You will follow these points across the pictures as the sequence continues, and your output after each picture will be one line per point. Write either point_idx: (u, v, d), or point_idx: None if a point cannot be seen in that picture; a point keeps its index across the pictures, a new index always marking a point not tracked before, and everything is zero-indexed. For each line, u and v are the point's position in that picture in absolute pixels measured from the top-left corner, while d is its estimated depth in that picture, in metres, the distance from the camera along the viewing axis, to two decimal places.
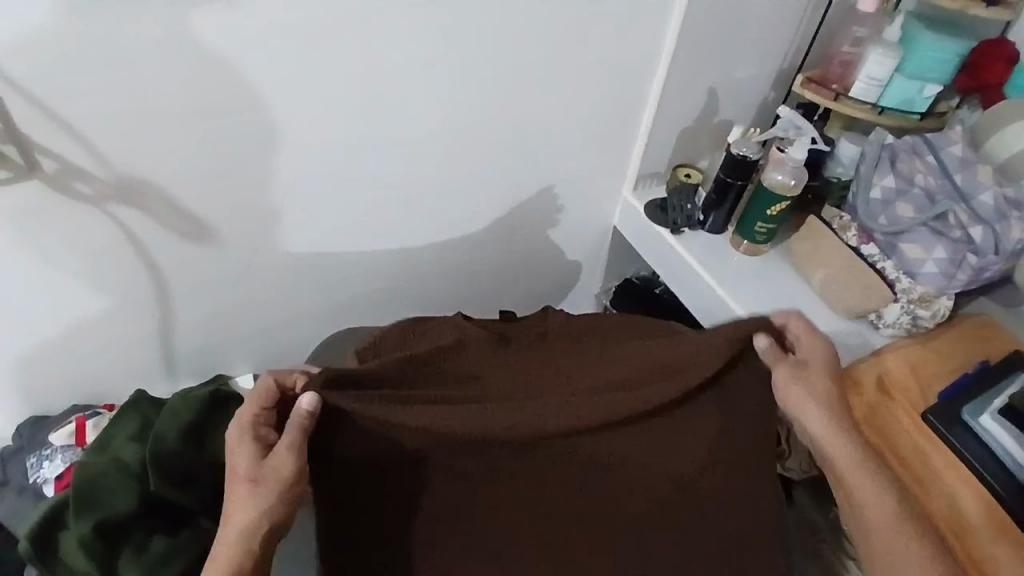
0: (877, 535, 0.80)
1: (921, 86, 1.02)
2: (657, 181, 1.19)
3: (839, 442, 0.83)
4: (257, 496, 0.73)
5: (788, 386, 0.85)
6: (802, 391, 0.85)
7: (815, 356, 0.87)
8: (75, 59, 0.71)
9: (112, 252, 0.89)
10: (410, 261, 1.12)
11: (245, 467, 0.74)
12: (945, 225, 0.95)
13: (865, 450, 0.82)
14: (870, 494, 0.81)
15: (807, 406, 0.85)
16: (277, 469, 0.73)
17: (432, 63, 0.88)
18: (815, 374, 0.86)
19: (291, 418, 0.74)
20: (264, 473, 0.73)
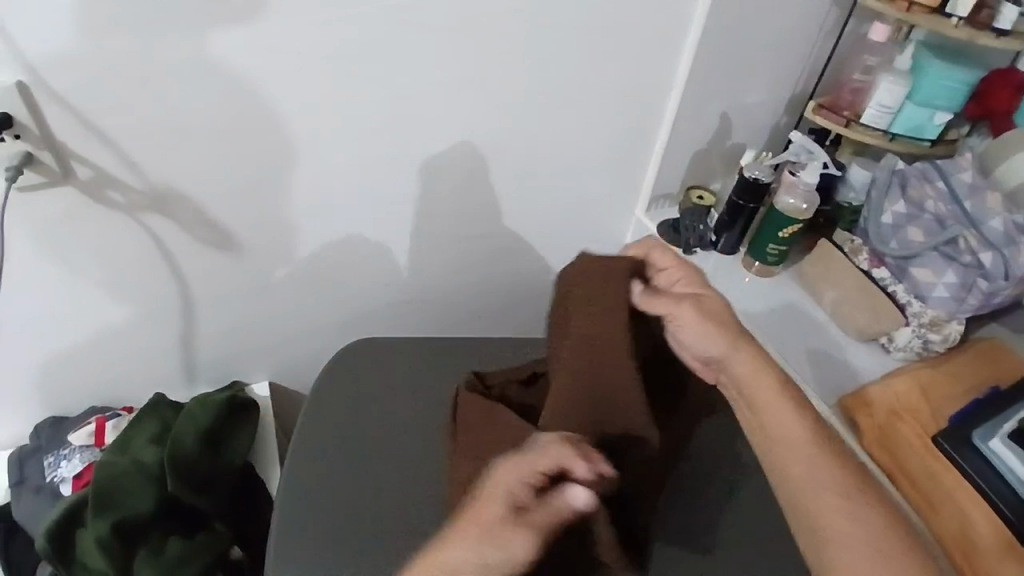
0: (801, 481, 0.70)
1: (932, 113, 1.04)
2: (670, 202, 1.21)
3: (787, 414, 0.74)
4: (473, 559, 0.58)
5: (685, 316, 0.78)
6: (706, 326, 0.78)
7: (699, 288, 0.81)
8: (115, 70, 0.74)
9: (138, 257, 0.91)
10: (427, 278, 1.15)
11: (483, 541, 0.58)
12: (955, 249, 0.96)
13: (797, 404, 0.75)
14: (821, 476, 0.70)
15: (715, 336, 0.77)
16: (514, 546, 0.58)
17: (453, 84, 0.91)
18: (707, 302, 0.80)
19: (567, 501, 0.60)
20: (498, 548, 0.58)
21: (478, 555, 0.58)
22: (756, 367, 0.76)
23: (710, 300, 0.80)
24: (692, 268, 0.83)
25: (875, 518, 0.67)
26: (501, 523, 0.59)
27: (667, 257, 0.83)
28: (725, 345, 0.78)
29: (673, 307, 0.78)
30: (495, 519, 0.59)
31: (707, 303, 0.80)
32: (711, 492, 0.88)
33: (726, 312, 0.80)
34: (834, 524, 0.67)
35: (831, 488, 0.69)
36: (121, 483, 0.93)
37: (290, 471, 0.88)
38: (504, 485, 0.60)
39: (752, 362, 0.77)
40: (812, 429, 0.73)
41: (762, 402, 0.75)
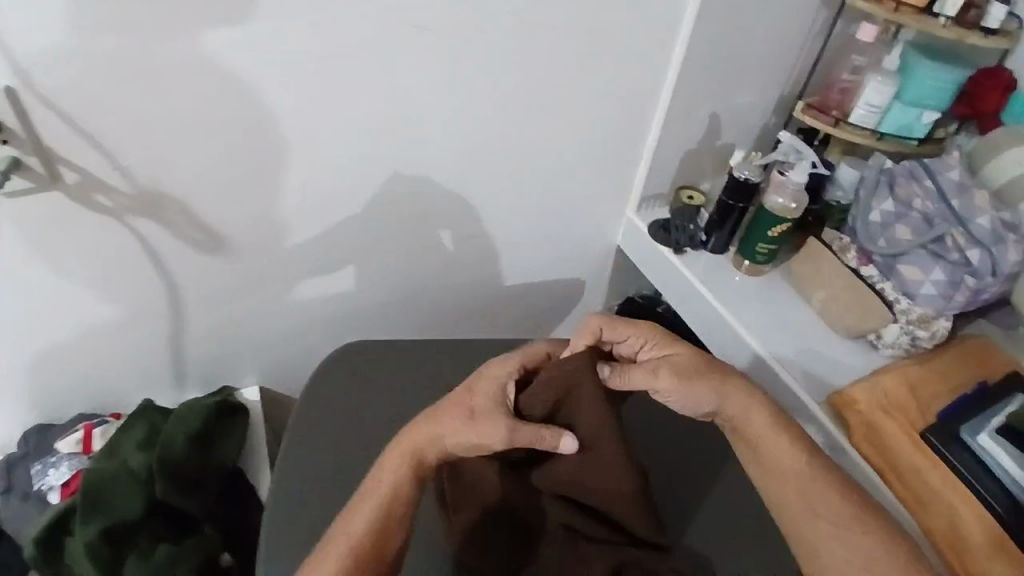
0: (799, 510, 0.73)
1: (919, 113, 1.05)
2: (661, 202, 1.21)
3: (780, 443, 0.76)
4: (448, 424, 0.73)
5: (664, 385, 0.78)
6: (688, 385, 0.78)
7: (670, 350, 0.82)
8: (104, 75, 0.74)
9: (125, 261, 0.90)
10: (416, 279, 1.14)
11: (467, 418, 0.73)
12: (943, 247, 0.97)
13: (789, 431, 0.77)
14: (821, 503, 0.73)
15: (704, 393, 0.78)
16: (486, 427, 0.72)
17: (444, 85, 0.91)
18: (679, 358, 0.80)
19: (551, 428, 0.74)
20: (473, 419, 0.73)
21: (461, 424, 0.72)
22: (747, 402, 0.78)
23: (683, 359, 0.80)
24: (649, 326, 0.83)
25: (875, 548, 0.70)
26: (489, 403, 0.74)
27: (620, 329, 0.82)
28: (715, 394, 0.78)
29: (648, 379, 0.79)
30: (481, 396, 0.75)
31: (676, 359, 0.80)
32: (691, 477, 0.92)
33: (704, 360, 0.80)
34: (836, 556, 0.70)
35: (828, 512, 0.72)
36: (109, 489, 0.92)
37: (279, 485, 0.86)
38: (492, 378, 0.77)
39: (743, 404, 0.78)
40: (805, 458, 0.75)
41: (756, 436, 0.77)
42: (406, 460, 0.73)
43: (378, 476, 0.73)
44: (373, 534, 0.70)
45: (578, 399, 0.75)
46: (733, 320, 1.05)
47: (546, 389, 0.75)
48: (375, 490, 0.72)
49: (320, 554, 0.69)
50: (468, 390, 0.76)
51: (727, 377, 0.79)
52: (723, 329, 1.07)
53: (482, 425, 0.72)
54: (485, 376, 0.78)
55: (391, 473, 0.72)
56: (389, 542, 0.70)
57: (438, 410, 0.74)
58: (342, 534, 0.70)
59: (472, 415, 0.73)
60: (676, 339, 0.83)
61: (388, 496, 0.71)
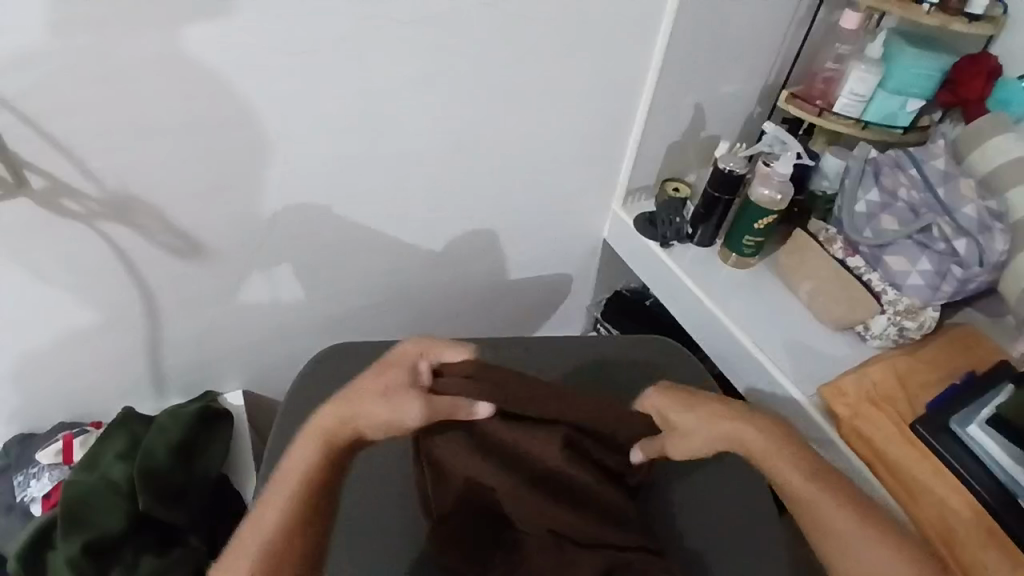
0: (813, 526, 0.70)
1: (903, 101, 1.04)
2: (647, 195, 1.20)
3: (782, 458, 0.72)
4: (356, 405, 0.69)
5: (670, 445, 0.76)
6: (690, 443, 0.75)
7: (670, 408, 0.76)
8: (69, 76, 0.71)
9: (101, 267, 0.88)
10: (401, 278, 1.13)
11: (382, 397, 0.70)
12: (929, 237, 0.97)
13: (789, 445, 0.73)
14: (832, 516, 0.69)
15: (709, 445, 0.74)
16: (402, 408, 0.69)
17: (421, 81, 0.89)
18: (679, 417, 0.76)
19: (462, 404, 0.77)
20: (388, 399, 0.70)
21: (379, 408, 0.69)
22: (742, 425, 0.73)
23: (687, 423, 0.75)
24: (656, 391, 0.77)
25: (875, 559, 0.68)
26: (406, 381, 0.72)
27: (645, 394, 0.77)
28: (708, 435, 0.73)
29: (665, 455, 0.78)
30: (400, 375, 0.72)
31: (676, 421, 0.76)
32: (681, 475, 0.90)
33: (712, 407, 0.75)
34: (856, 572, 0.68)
35: (841, 526, 0.69)
36: (92, 501, 0.91)
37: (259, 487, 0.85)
38: (410, 356, 0.75)
39: (742, 430, 0.73)
40: (805, 471, 0.71)
41: (759, 455, 0.72)
42: (316, 441, 0.69)
43: (292, 460, 0.69)
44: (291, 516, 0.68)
45: (493, 386, 0.78)
46: (721, 314, 1.05)
47: (461, 377, 0.77)
48: (286, 478, 0.69)
49: (229, 555, 0.68)
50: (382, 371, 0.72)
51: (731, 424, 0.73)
52: (712, 323, 1.07)
53: (400, 405, 0.69)
54: (401, 353, 0.75)
55: (304, 457, 0.69)
56: (309, 526, 0.69)
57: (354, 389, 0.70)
58: (251, 533, 0.68)
59: (387, 394, 0.70)
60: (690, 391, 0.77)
61: (299, 480, 0.68)
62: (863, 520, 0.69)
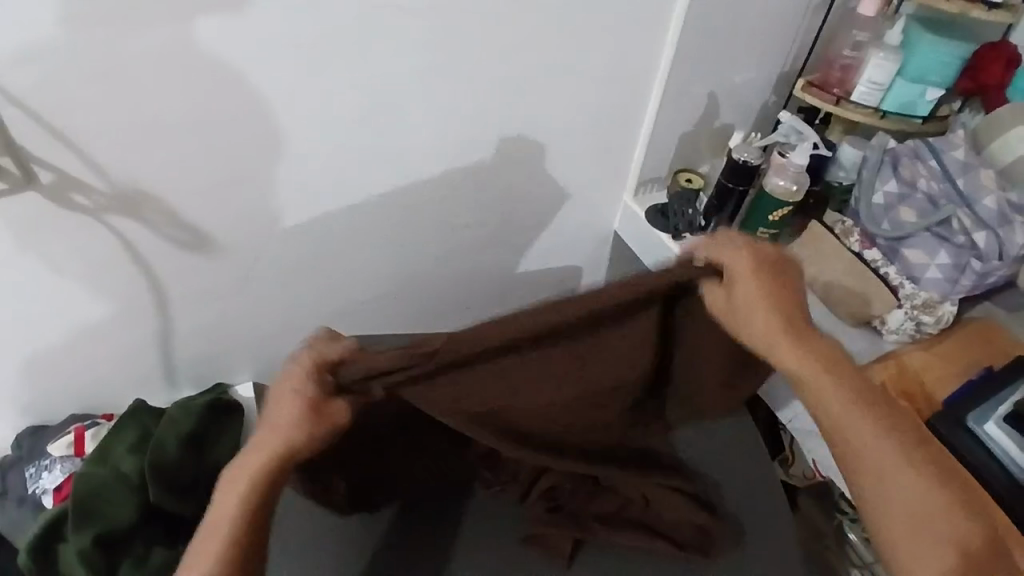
0: (861, 452, 0.69)
1: (922, 90, 1.02)
2: (659, 186, 1.19)
3: (829, 378, 0.71)
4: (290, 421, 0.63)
5: (731, 313, 0.74)
6: (758, 316, 0.72)
7: (746, 281, 0.72)
8: (77, 70, 0.71)
9: (108, 259, 0.88)
10: (408, 270, 1.12)
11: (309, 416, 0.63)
12: (948, 230, 0.95)
13: (834, 362, 0.73)
14: (873, 444, 0.69)
15: (758, 326, 0.73)
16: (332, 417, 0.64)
17: (426, 72, 0.88)
18: (748, 295, 0.72)
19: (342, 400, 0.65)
20: (319, 415, 0.63)
21: (313, 424, 0.63)
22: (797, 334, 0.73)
23: (748, 295, 0.72)
24: (743, 245, 0.72)
25: (918, 492, 0.66)
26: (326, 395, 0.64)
27: (723, 249, 0.72)
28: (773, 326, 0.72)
29: (723, 310, 0.74)
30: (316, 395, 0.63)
31: (743, 292, 0.72)
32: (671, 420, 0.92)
33: (781, 294, 0.73)
34: (898, 499, 0.67)
35: (886, 456, 0.68)
36: (103, 494, 0.92)
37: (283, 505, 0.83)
38: (312, 362, 0.63)
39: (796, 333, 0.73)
40: (849, 391, 0.71)
41: (806, 368, 0.72)
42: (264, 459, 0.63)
43: (233, 479, 0.63)
44: (241, 526, 0.62)
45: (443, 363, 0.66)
46: None
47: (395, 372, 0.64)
48: (226, 501, 0.63)
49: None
50: (291, 400, 0.63)
51: (794, 317, 0.73)
52: None
53: (325, 418, 0.64)
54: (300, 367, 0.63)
55: (245, 473, 0.63)
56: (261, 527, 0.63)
57: (271, 421, 0.64)
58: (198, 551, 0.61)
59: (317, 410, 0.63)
60: (776, 265, 0.73)
61: (243, 500, 0.62)
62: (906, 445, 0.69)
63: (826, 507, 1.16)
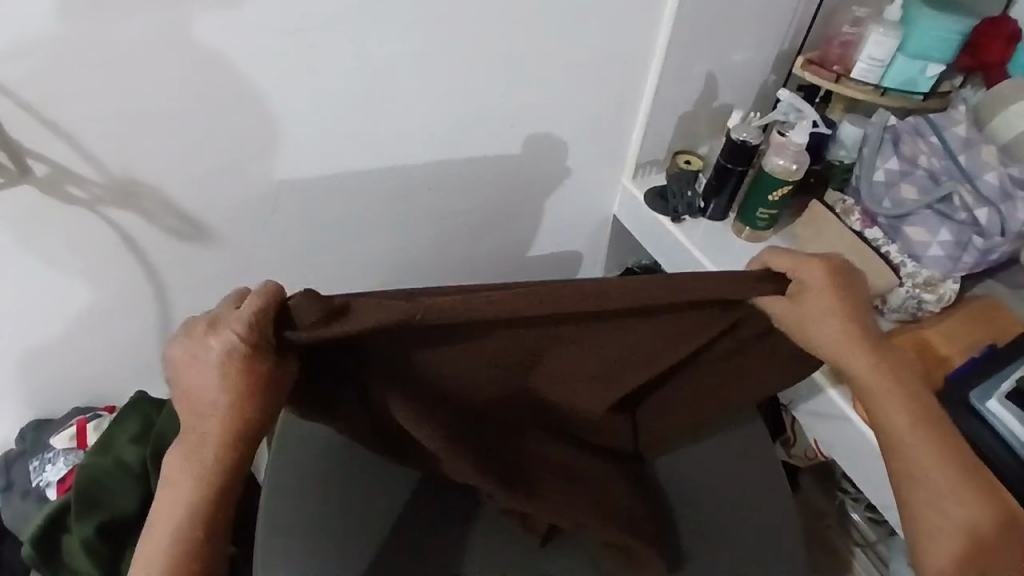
0: (934, 483, 0.68)
1: (923, 66, 1.01)
2: (656, 168, 1.18)
3: (899, 402, 0.70)
4: (226, 410, 0.58)
5: (799, 326, 0.71)
6: (834, 325, 0.70)
7: (818, 298, 0.69)
8: (68, 65, 0.71)
9: (106, 251, 0.88)
10: (406, 258, 1.12)
11: (245, 400, 0.58)
12: (949, 207, 0.94)
13: (904, 381, 0.71)
14: (937, 472, 0.68)
15: (832, 333, 0.70)
16: (277, 379, 0.58)
17: (418, 55, 0.87)
18: (816, 307, 0.69)
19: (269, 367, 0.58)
20: (254, 389, 0.57)
21: (252, 412, 0.58)
22: (867, 355, 0.71)
23: (822, 306, 0.69)
24: (822, 269, 0.70)
25: (964, 518, 0.67)
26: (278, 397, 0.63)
27: (783, 262, 0.70)
28: (844, 342, 0.70)
29: (796, 321, 0.70)
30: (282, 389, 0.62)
31: (815, 304, 0.69)
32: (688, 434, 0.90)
33: (854, 304, 0.71)
34: (945, 517, 0.67)
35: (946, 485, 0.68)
36: (107, 484, 0.95)
37: (277, 489, 0.80)
38: (227, 335, 0.56)
39: (871, 353, 0.71)
40: (918, 415, 0.70)
41: (874, 389, 0.71)
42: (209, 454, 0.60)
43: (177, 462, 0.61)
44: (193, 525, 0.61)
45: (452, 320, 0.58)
46: None
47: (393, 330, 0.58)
48: (175, 496, 0.61)
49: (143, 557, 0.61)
50: (226, 376, 0.57)
51: (866, 330, 0.71)
52: None
53: (263, 387, 0.58)
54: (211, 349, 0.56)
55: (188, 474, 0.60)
56: (221, 518, 0.62)
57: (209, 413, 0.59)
58: (160, 529, 0.61)
59: (260, 387, 0.58)
60: (848, 278, 0.71)
61: (194, 486, 0.60)
62: (964, 479, 0.68)
63: (827, 489, 1.22)
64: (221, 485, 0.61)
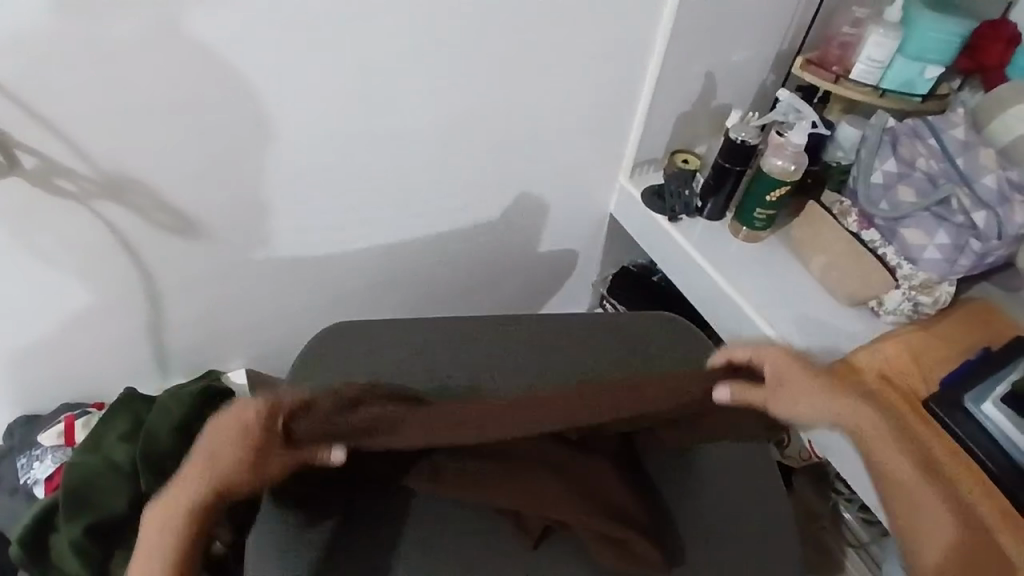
0: (936, 531, 0.68)
1: (922, 67, 1.01)
2: (654, 166, 1.17)
3: (897, 460, 0.72)
4: (216, 470, 0.65)
5: (782, 404, 0.76)
6: (821, 401, 0.75)
7: (789, 376, 0.76)
8: (57, 56, 0.69)
9: (96, 246, 0.86)
10: (402, 255, 1.11)
11: (240, 459, 0.65)
12: (947, 209, 0.94)
13: (900, 443, 0.73)
14: (939, 521, 0.69)
15: (824, 408, 0.75)
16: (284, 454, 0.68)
17: (416, 49, 0.85)
18: (793, 383, 0.76)
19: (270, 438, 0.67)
20: (258, 451, 0.66)
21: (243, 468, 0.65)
22: (870, 428, 0.74)
23: (797, 383, 0.76)
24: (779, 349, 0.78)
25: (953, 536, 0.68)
26: (257, 459, 0.66)
27: (747, 350, 0.79)
28: (838, 413, 0.75)
29: (780, 403, 0.76)
30: (254, 448, 0.66)
31: (792, 383, 0.76)
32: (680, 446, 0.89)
33: (832, 383, 0.76)
34: (944, 547, 0.67)
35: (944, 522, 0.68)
36: (97, 483, 0.92)
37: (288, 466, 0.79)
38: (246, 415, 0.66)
39: (873, 428, 0.74)
40: (919, 471, 0.72)
41: (874, 456, 0.73)
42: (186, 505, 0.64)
43: (158, 510, 0.64)
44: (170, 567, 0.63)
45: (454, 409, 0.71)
46: (732, 292, 1.03)
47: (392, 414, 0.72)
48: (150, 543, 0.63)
49: None
50: (235, 437, 0.65)
51: (854, 407, 0.75)
52: (722, 300, 1.05)
53: (266, 454, 0.67)
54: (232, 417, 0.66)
55: (169, 518, 0.64)
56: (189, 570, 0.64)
57: (205, 463, 0.65)
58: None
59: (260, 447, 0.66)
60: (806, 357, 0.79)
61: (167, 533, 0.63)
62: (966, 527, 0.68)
63: (822, 490, 1.22)
64: (196, 534, 0.64)
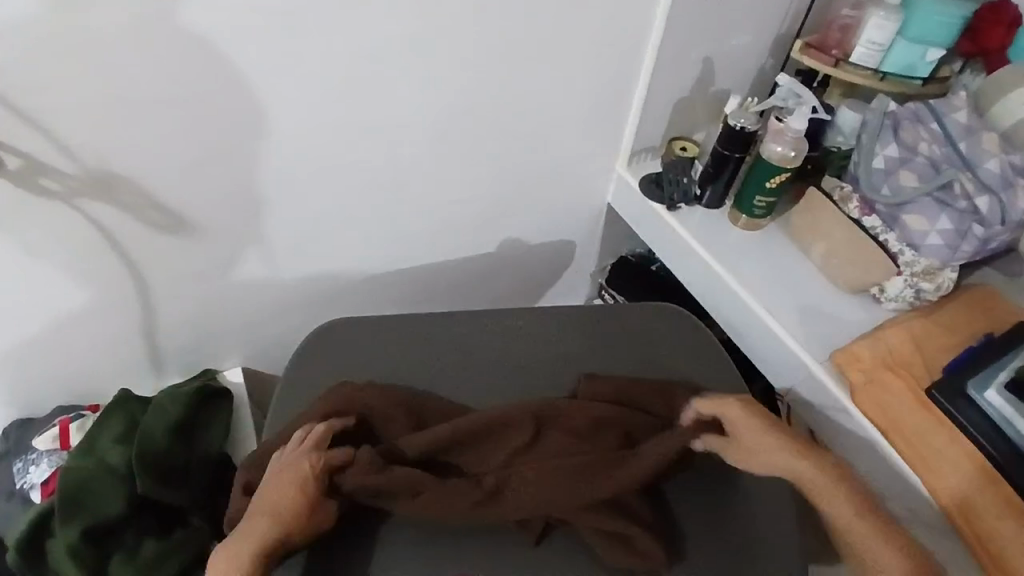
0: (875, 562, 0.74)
1: (923, 51, 0.99)
2: (651, 155, 1.15)
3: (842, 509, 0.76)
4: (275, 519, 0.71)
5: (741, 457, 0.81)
6: (777, 453, 0.80)
7: (744, 429, 0.82)
8: (38, 52, 0.67)
9: (85, 246, 0.85)
10: (398, 250, 1.09)
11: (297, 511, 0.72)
12: (949, 194, 0.92)
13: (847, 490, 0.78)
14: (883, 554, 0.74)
15: (781, 461, 0.79)
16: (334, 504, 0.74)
17: (410, 40, 0.83)
18: (749, 437, 0.82)
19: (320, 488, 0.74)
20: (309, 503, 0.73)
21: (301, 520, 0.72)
22: (825, 478, 0.78)
23: (753, 436, 0.81)
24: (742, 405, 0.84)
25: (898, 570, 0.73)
26: (308, 509, 0.72)
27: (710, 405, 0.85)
28: (792, 466, 0.79)
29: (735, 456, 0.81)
30: (308, 497, 0.72)
31: (748, 437, 0.81)
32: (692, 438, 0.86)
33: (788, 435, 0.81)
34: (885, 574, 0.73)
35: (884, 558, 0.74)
36: (93, 485, 0.91)
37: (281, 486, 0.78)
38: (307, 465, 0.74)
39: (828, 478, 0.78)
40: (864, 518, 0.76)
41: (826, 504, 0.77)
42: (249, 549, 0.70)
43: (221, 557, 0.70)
44: None
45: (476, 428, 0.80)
46: (732, 282, 1.02)
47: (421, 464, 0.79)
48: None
49: None
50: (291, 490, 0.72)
51: (809, 458, 0.79)
52: (723, 291, 1.04)
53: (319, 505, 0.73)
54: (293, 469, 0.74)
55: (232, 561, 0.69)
56: None
57: (264, 510, 0.72)
58: None
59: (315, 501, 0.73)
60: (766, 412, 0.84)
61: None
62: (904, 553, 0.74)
63: None
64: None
